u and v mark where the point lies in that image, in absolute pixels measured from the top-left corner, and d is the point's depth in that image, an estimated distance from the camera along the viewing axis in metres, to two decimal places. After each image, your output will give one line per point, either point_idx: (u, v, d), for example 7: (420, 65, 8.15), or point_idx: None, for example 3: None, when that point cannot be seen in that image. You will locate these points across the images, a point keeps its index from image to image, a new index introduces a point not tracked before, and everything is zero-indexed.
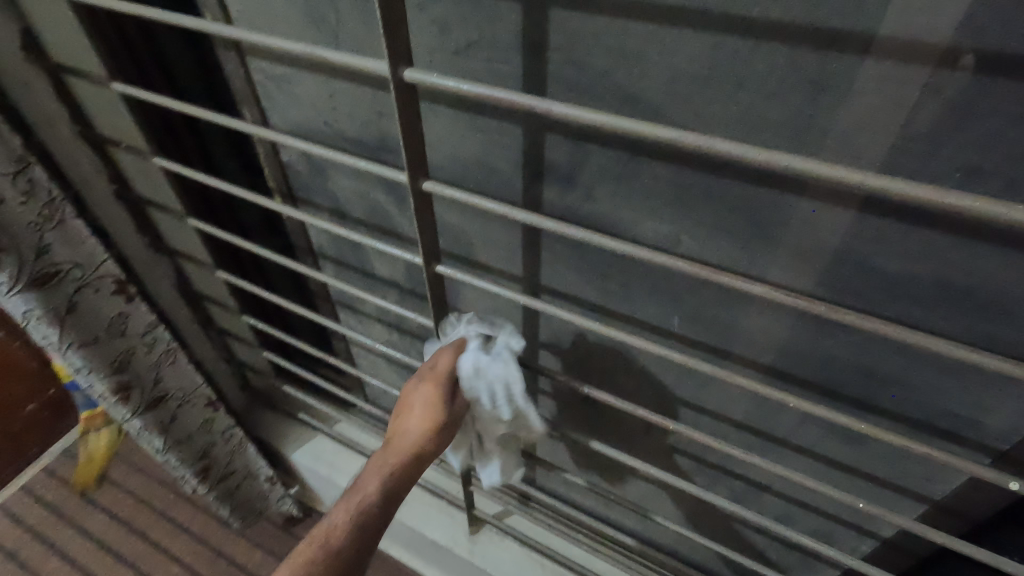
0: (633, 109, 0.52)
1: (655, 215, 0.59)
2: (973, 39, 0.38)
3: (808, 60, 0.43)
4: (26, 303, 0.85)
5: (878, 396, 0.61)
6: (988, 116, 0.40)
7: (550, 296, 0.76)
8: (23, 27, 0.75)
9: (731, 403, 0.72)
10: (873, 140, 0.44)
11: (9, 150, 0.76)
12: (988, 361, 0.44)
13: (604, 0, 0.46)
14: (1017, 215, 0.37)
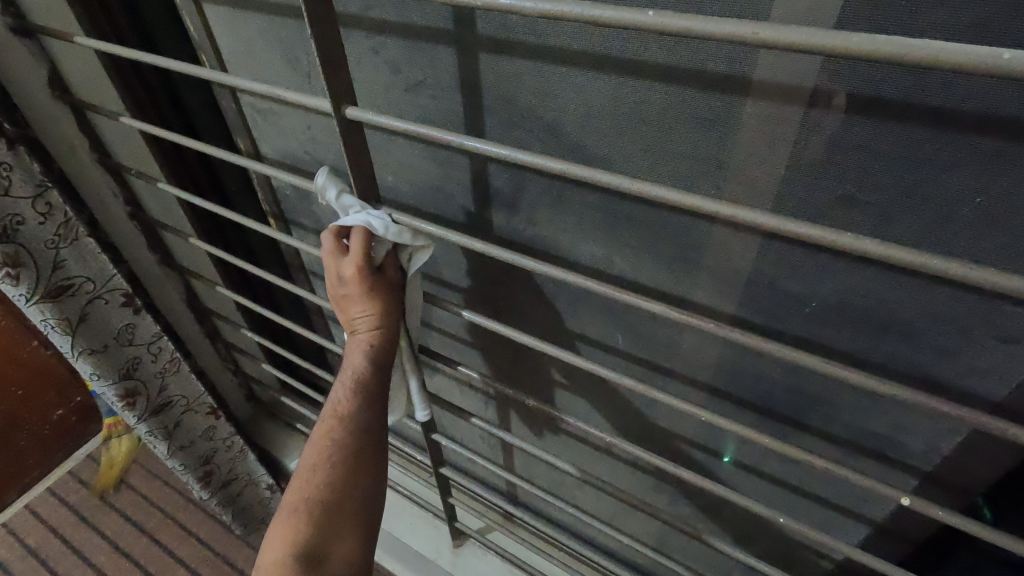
0: (559, 142, 0.56)
1: (590, 239, 0.63)
2: (833, 82, 0.41)
3: (698, 99, 0.47)
4: (42, 312, 0.95)
5: (809, 416, 0.63)
6: (857, 151, 0.44)
7: (510, 315, 0.80)
8: (50, 69, 0.83)
9: (679, 421, 0.75)
10: (762, 171, 0.48)
11: (30, 176, 0.85)
12: (869, 383, 0.48)
13: (523, 47, 0.52)
14: (872, 245, 0.41)
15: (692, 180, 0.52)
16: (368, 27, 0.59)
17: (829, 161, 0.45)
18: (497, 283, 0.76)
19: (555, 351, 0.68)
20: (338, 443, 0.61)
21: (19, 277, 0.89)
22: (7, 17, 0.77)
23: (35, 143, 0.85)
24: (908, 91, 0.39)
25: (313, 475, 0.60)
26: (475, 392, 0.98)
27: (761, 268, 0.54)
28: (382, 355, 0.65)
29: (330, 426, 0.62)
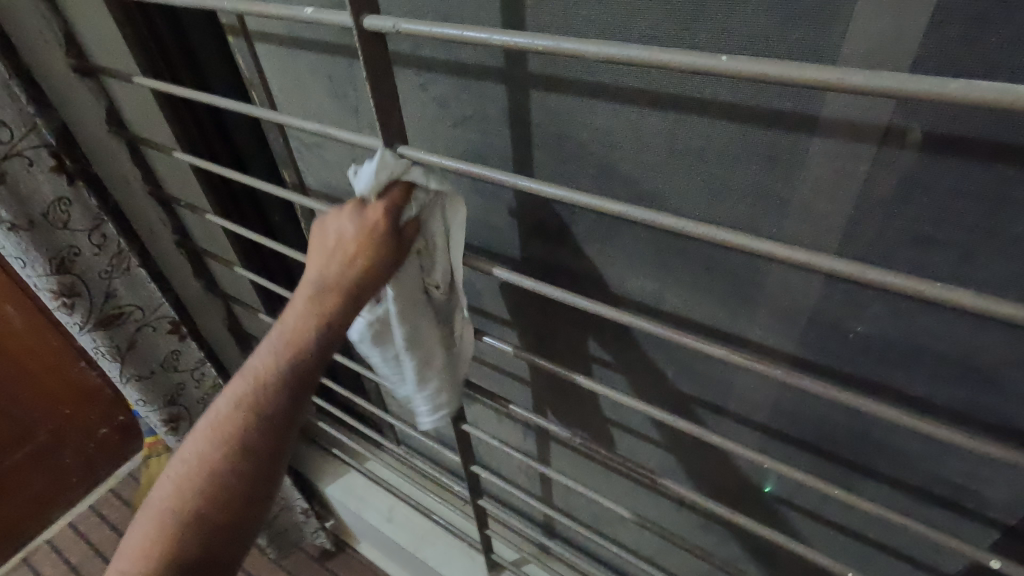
0: (610, 177, 0.56)
1: (640, 274, 0.61)
2: (909, 120, 0.39)
3: (758, 135, 0.45)
4: (95, 340, 0.99)
5: (874, 460, 0.60)
6: (934, 190, 0.41)
7: (553, 348, 0.79)
8: (106, 104, 0.84)
9: (730, 460, 0.72)
10: (828, 208, 0.46)
11: (87, 211, 0.90)
12: (949, 435, 0.45)
13: (576, 84, 0.51)
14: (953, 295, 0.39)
15: (750, 216, 0.50)
16: (418, 65, 0.59)
17: (901, 200, 0.43)
18: (541, 315, 0.75)
19: (599, 388, 0.68)
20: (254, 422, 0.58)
21: (74, 306, 0.94)
22: (70, 58, 0.79)
23: (94, 179, 0.90)
24: (992, 130, 0.37)
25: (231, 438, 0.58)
26: (515, 422, 0.97)
27: (824, 308, 0.52)
28: (302, 377, 0.57)
29: (223, 431, 0.58)
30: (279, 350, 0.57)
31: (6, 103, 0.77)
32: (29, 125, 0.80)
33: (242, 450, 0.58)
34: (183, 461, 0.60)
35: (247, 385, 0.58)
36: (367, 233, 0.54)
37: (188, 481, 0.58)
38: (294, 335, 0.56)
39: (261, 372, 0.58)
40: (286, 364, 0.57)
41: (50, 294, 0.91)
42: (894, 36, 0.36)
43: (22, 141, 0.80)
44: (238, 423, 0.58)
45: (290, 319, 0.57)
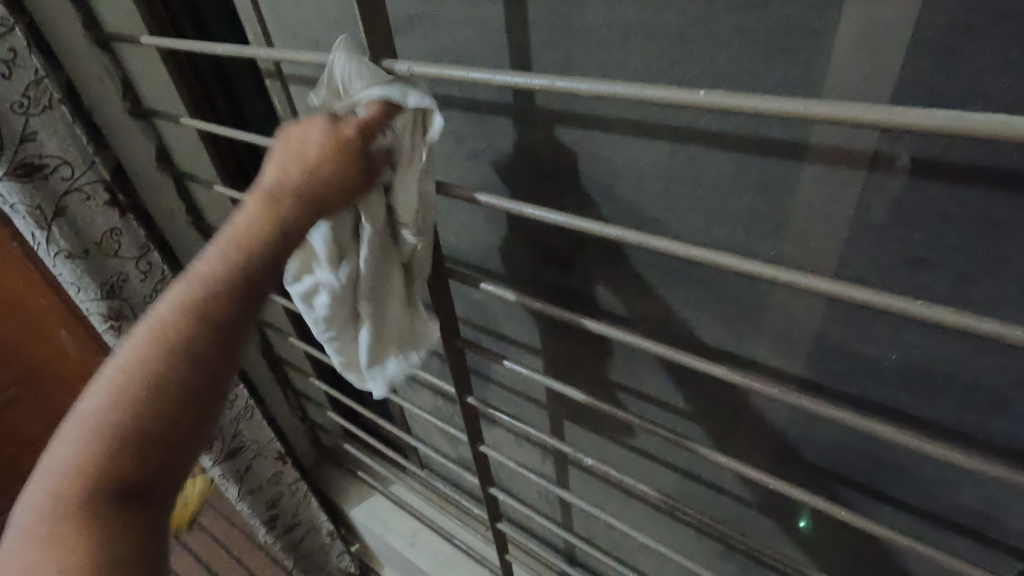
0: (615, 204, 0.58)
1: (647, 297, 0.63)
2: (894, 146, 0.41)
3: (752, 163, 0.47)
4: None
5: (889, 485, 0.59)
6: (926, 213, 0.42)
7: (567, 371, 0.80)
8: (158, 144, 0.93)
9: (747, 485, 0.72)
10: (824, 231, 0.47)
11: (136, 240, 0.97)
12: (958, 459, 0.45)
13: (579, 117, 0.55)
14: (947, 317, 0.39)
15: (750, 239, 0.52)
16: (434, 102, 0.64)
17: (893, 223, 0.44)
18: (555, 337, 0.77)
19: (606, 408, 0.70)
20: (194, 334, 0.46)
21: (120, 328, 1.01)
22: (126, 103, 0.87)
23: (143, 212, 0.97)
24: (977, 155, 0.38)
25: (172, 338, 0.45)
26: (533, 446, 0.98)
27: (827, 330, 0.53)
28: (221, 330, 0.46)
29: (109, 427, 0.44)
30: (177, 304, 0.46)
31: (70, 145, 0.85)
32: (88, 163, 0.87)
33: (147, 430, 0.45)
34: (57, 463, 0.45)
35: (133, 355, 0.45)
36: (334, 146, 0.47)
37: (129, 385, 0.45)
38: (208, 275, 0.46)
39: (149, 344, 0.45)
40: (193, 316, 0.45)
41: (100, 316, 0.98)
42: (872, 70, 0.39)
43: (81, 178, 0.87)
44: (136, 396, 0.45)
45: (217, 258, 0.46)
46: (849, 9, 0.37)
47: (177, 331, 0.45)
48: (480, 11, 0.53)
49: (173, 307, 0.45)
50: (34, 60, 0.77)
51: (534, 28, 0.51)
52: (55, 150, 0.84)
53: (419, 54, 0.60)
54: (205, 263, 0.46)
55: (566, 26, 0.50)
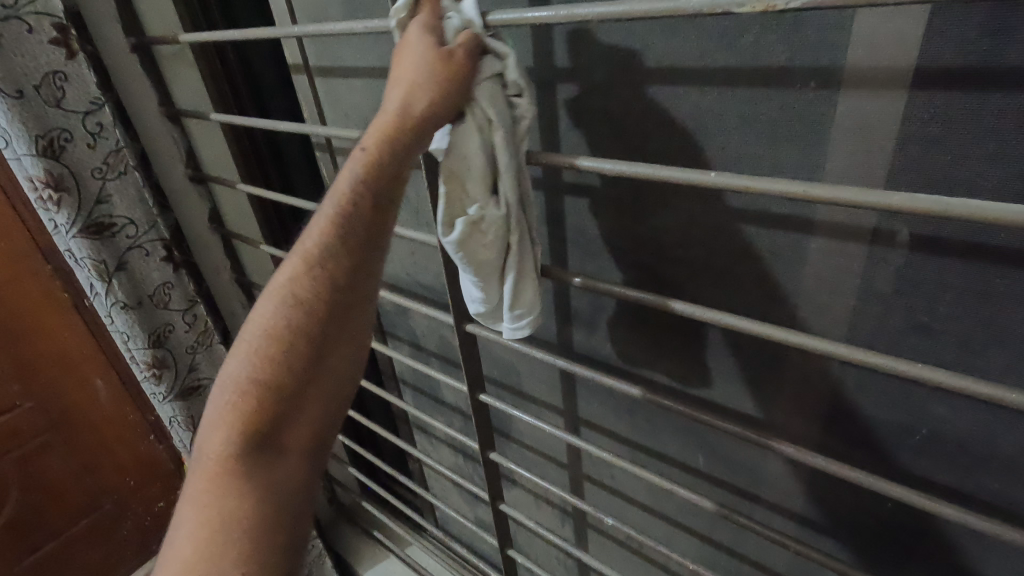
0: (635, 270, 0.63)
1: (666, 357, 0.66)
2: (891, 224, 0.45)
3: (763, 236, 0.52)
4: (173, 410, 1.09)
5: (913, 557, 0.59)
6: (929, 285, 0.45)
7: (588, 430, 0.82)
8: (212, 206, 1.01)
9: (770, 554, 0.72)
10: (832, 298, 0.51)
11: (185, 292, 1.03)
12: (976, 523, 0.45)
13: (602, 191, 0.60)
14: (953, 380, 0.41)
15: (764, 304, 0.55)
16: None
17: (898, 292, 0.47)
18: (576, 395, 0.80)
19: (628, 467, 0.72)
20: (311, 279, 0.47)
21: (161, 377, 1.04)
22: (188, 168, 0.96)
23: (193, 267, 1.04)
24: (968, 234, 0.42)
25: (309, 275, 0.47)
26: (552, 507, 0.98)
27: (840, 393, 0.55)
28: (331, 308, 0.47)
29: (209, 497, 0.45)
30: (270, 314, 0.47)
31: (137, 207, 0.93)
32: (151, 222, 0.95)
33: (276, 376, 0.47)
34: (212, 426, 0.47)
35: (234, 398, 0.47)
36: (431, 55, 0.45)
37: (273, 332, 0.47)
38: (295, 262, 0.47)
39: (254, 360, 0.47)
40: (281, 325, 0.47)
41: (143, 365, 1.02)
42: (867, 154, 0.43)
43: (143, 236, 0.95)
44: (283, 338, 0.47)
45: (315, 236, 0.47)
46: (844, 102, 0.43)
47: (263, 348, 0.47)
48: None
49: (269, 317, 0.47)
50: (117, 132, 0.87)
51: (563, 115, 0.58)
52: (123, 211, 0.92)
53: None
54: (298, 252, 0.48)
55: (592, 111, 0.56)
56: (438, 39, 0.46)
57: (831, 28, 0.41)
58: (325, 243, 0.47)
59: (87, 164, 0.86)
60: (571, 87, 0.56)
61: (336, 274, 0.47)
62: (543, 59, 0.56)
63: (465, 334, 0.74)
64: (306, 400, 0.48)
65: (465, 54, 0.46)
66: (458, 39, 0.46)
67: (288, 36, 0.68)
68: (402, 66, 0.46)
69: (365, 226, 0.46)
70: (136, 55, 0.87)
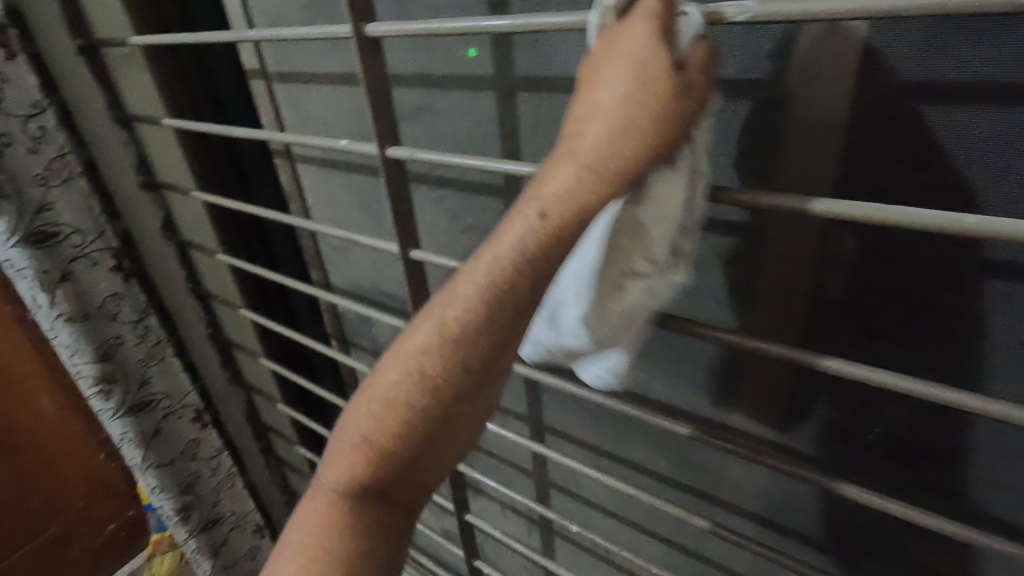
0: None
1: (628, 363, 0.67)
2: (837, 230, 0.47)
3: (719, 241, 0.54)
4: (123, 426, 1.03)
5: (866, 553, 0.61)
6: (877, 289, 0.47)
7: (553, 437, 0.82)
8: (165, 214, 0.98)
9: (734, 556, 0.73)
10: (785, 301, 0.53)
11: (135, 303, 0.99)
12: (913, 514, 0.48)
13: None
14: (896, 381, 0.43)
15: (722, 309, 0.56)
16: (433, 182, 0.70)
17: (846, 295, 0.49)
18: (541, 402, 0.80)
19: (593, 473, 0.72)
20: (439, 359, 0.39)
21: (110, 391, 0.99)
22: (139, 175, 0.93)
23: (145, 276, 1.01)
24: (908, 238, 0.44)
25: (435, 353, 0.39)
26: (520, 517, 0.97)
27: (793, 393, 0.57)
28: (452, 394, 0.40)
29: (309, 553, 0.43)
30: (394, 388, 0.41)
31: (84, 213, 0.89)
32: (99, 230, 0.92)
33: (389, 448, 0.41)
34: (330, 463, 0.44)
35: (348, 448, 0.43)
36: (663, 76, 0.34)
37: (395, 402, 0.41)
38: (434, 330, 0.39)
39: (372, 424, 0.42)
40: (403, 403, 0.41)
41: (90, 379, 0.97)
42: (815, 164, 0.45)
43: (90, 244, 0.91)
44: (401, 414, 0.41)
45: (460, 307, 0.38)
46: (791, 114, 0.45)
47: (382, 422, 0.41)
48: (477, 104, 0.60)
49: (397, 388, 0.40)
50: (61, 137, 0.84)
51: (524, 122, 0.58)
52: (69, 218, 0.88)
53: (420, 138, 0.67)
54: (438, 314, 0.40)
55: (553, 119, 0.56)
56: (670, 48, 0.34)
57: (777, 42, 0.43)
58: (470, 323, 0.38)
59: (29, 170, 0.82)
60: (530, 96, 0.57)
61: (467, 362, 0.39)
62: (503, 67, 0.57)
63: None
64: (414, 480, 0.44)
65: (696, 80, 0.35)
66: (692, 54, 0.35)
67: (243, 41, 0.67)
68: (616, 83, 0.35)
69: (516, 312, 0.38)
70: (83, 56, 0.83)
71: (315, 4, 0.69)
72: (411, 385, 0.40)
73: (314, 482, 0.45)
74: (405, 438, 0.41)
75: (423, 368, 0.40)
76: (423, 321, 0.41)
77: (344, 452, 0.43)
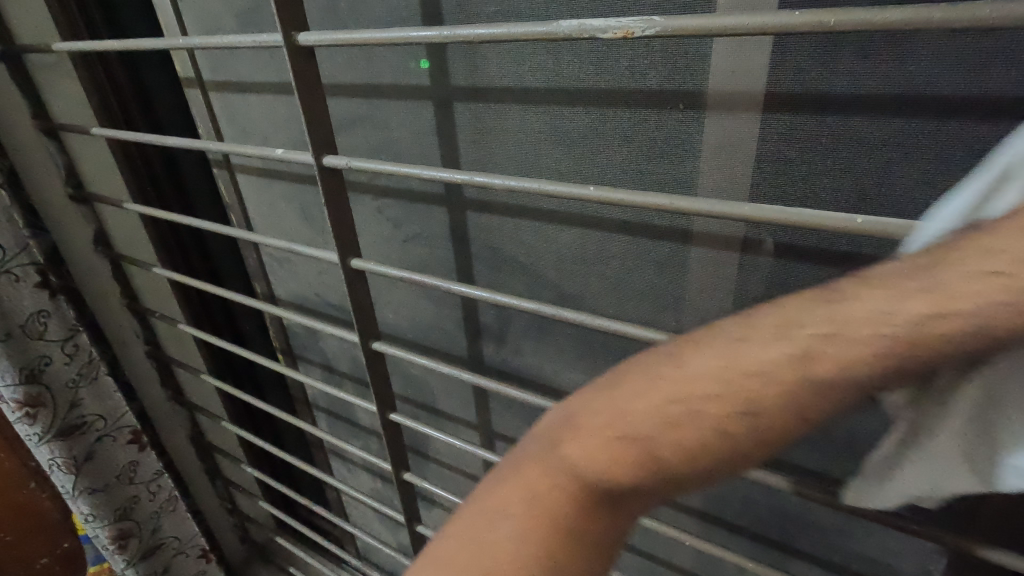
0: (537, 283, 0.64)
1: (571, 367, 0.68)
2: (758, 233, 0.49)
3: (650, 247, 0.55)
4: (50, 452, 0.97)
5: (797, 540, 0.64)
6: (797, 288, 0.50)
7: (503, 444, 0.83)
8: (97, 227, 0.95)
9: (680, 552, 0.74)
10: (714, 304, 0.55)
11: (64, 321, 0.94)
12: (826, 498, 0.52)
13: (500, 206, 0.62)
14: None
15: (656, 312, 0.58)
16: (375, 192, 0.70)
17: (768, 295, 0.51)
18: (490, 409, 0.80)
19: None
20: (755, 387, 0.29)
21: (36, 416, 0.93)
22: (68, 187, 0.90)
23: (73, 292, 0.95)
24: (815, 240, 0.47)
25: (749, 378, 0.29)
26: None
27: None
28: (753, 424, 0.29)
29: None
30: (610, 441, 0.32)
31: (5, 227, 0.83)
32: (21, 245, 0.86)
33: (630, 464, 0.31)
34: (550, 432, 0.35)
35: (581, 428, 0.33)
36: None
37: (664, 408, 0.30)
38: (695, 378, 0.30)
39: (631, 410, 0.31)
40: (615, 459, 0.31)
41: (13, 404, 0.90)
42: (733, 172, 0.47)
43: (12, 260, 0.85)
44: (673, 421, 0.30)
45: (721, 377, 0.29)
46: (710, 124, 0.47)
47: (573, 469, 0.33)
48: (415, 114, 0.61)
49: (621, 440, 0.31)
50: None
51: (461, 131, 0.59)
52: None
53: (360, 147, 0.67)
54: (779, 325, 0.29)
55: (489, 128, 0.57)
56: None
57: (696, 55, 0.45)
58: (732, 405, 0.29)
59: None
60: (467, 106, 0.57)
61: (786, 397, 0.28)
62: (439, 77, 0.57)
63: (373, 353, 0.72)
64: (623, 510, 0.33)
65: None
66: None
67: (175, 48, 0.65)
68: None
69: (781, 414, 0.28)
70: (3, 65, 0.80)
71: (250, 14, 0.68)
72: (690, 400, 0.30)
73: (533, 441, 0.36)
74: (660, 463, 0.31)
75: (731, 385, 0.29)
76: (682, 364, 0.31)
77: (523, 482, 0.34)
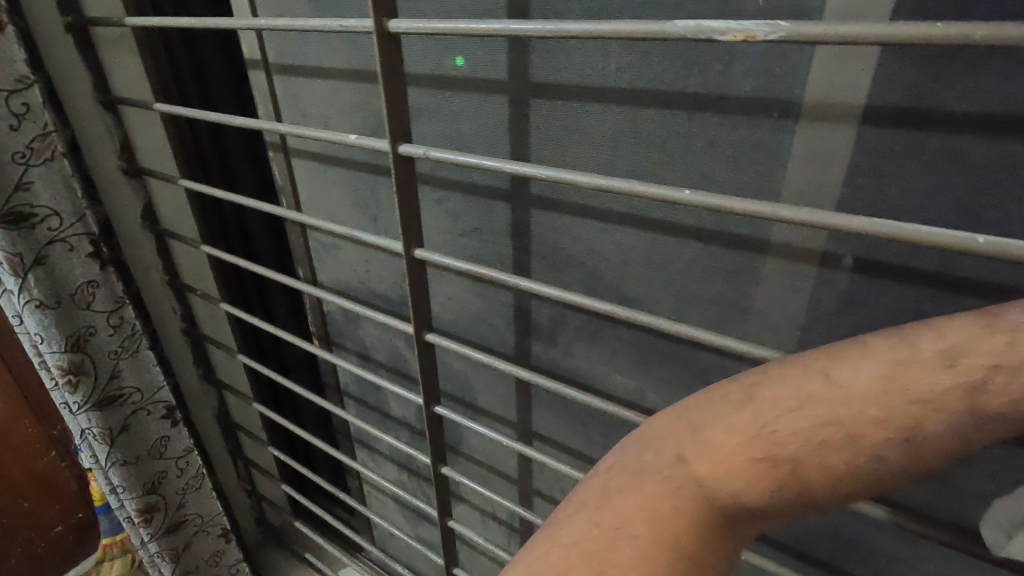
0: (595, 284, 0.64)
1: (622, 371, 0.68)
2: (839, 247, 0.48)
3: (722, 254, 0.54)
4: (88, 422, 0.98)
5: (844, 560, 0.63)
6: (876, 305, 0.49)
7: (541, 443, 0.82)
8: (146, 201, 0.96)
9: None
10: (783, 316, 0.54)
11: (111, 292, 0.95)
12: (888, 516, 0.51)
13: (566, 205, 0.61)
14: None
15: (721, 320, 0.58)
16: (436, 183, 0.70)
17: (843, 310, 0.51)
18: (530, 407, 0.80)
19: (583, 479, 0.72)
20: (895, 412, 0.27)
21: (77, 385, 0.94)
22: (121, 160, 0.91)
23: (121, 264, 0.96)
24: (902, 258, 0.46)
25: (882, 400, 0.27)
26: (499, 523, 0.96)
27: None
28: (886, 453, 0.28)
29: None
30: (762, 464, 0.28)
31: (64, 197, 0.85)
32: (78, 214, 0.87)
33: (736, 489, 0.29)
34: (635, 457, 0.32)
35: (677, 452, 0.31)
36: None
37: (786, 429, 0.28)
38: (854, 394, 0.28)
39: (741, 429, 0.29)
40: (765, 476, 0.29)
41: (57, 371, 0.92)
42: (824, 183, 0.47)
43: (68, 229, 0.86)
44: (799, 439, 0.28)
45: (892, 400, 0.27)
46: (801, 133, 0.46)
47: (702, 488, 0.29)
48: (488, 107, 0.61)
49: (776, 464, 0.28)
50: (46, 115, 0.80)
51: (534, 127, 0.59)
52: (47, 200, 0.83)
53: (426, 137, 0.67)
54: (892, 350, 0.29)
55: (564, 126, 0.57)
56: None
57: (794, 64, 0.44)
58: (893, 427, 0.27)
59: (9, 148, 0.77)
60: (544, 103, 0.57)
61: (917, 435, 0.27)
62: (516, 72, 0.57)
63: (424, 344, 0.73)
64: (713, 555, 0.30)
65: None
66: None
67: (250, 29, 0.65)
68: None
69: (937, 442, 0.27)
70: (71, 35, 0.82)
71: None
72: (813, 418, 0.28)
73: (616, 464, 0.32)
74: (770, 493, 0.29)
75: (866, 411, 0.27)
76: (839, 381, 0.28)
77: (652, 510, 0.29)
